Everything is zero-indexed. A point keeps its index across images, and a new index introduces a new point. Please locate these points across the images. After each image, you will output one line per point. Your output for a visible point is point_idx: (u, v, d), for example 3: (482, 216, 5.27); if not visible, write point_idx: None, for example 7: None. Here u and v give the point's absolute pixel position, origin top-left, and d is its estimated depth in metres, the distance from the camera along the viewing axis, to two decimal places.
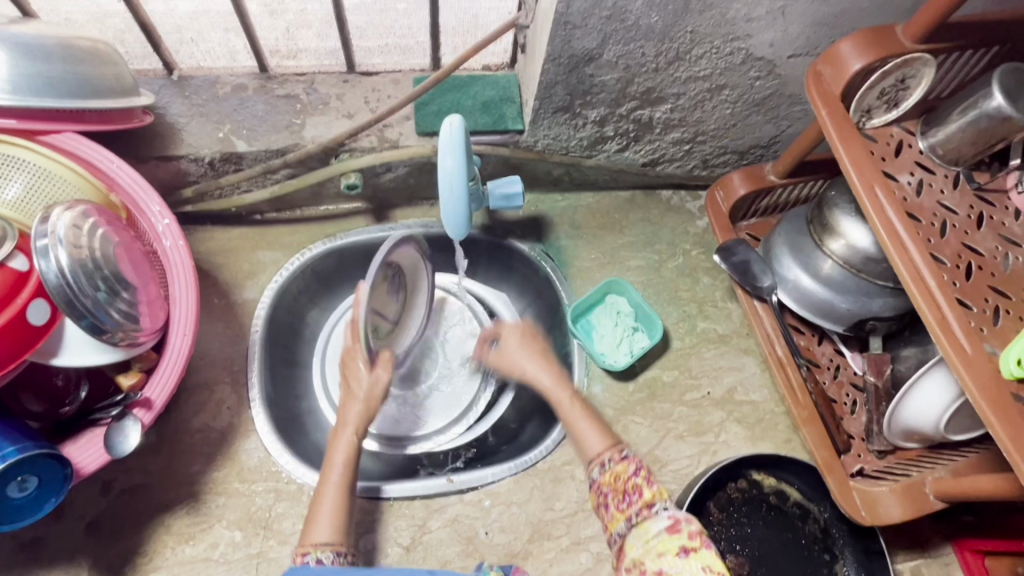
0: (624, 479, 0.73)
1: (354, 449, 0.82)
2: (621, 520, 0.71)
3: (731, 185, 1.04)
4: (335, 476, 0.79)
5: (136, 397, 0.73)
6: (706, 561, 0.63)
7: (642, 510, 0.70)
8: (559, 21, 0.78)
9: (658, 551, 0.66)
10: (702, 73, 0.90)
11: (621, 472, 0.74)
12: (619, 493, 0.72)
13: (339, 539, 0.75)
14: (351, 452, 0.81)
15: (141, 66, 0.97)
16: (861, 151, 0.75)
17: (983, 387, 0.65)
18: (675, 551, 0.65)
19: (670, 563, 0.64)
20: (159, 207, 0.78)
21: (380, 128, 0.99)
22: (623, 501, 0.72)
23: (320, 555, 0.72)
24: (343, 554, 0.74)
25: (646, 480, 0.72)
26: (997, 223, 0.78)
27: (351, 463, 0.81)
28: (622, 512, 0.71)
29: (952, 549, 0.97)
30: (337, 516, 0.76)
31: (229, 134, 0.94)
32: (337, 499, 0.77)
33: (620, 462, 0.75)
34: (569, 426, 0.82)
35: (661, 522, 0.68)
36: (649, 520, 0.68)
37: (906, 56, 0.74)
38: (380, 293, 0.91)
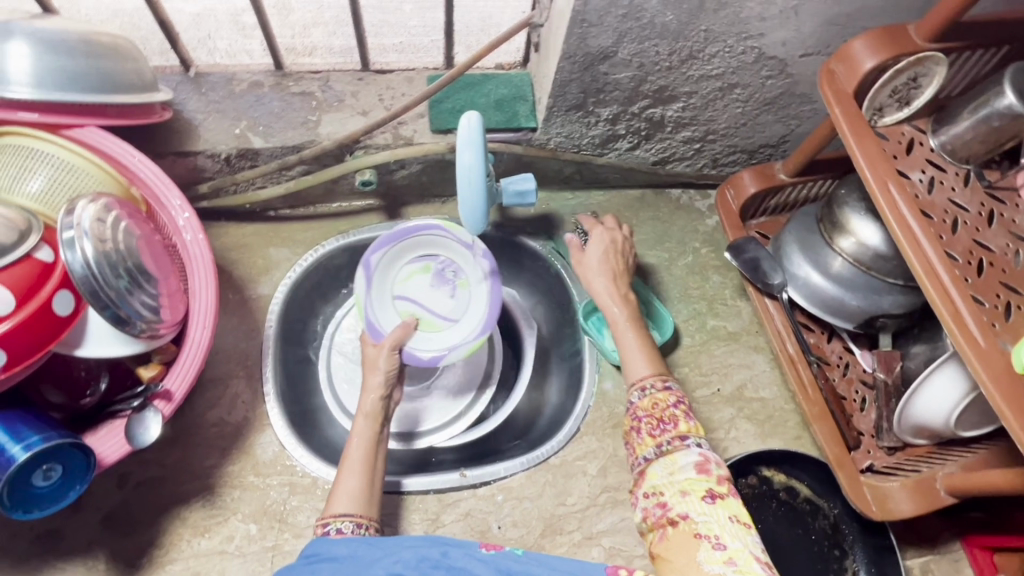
0: (663, 408, 0.77)
1: (374, 425, 0.86)
2: (650, 446, 0.75)
3: (742, 184, 1.05)
4: (353, 446, 0.83)
5: (156, 388, 0.74)
6: (731, 508, 0.67)
7: (673, 442, 0.74)
8: (576, 19, 0.79)
9: (682, 489, 0.69)
10: (714, 72, 0.91)
11: (661, 400, 0.78)
12: (654, 420, 0.76)
13: (361, 511, 0.78)
14: (371, 425, 0.85)
15: (159, 62, 0.98)
16: (874, 147, 0.75)
17: (996, 379, 0.65)
18: (700, 494, 0.68)
19: (694, 507, 0.67)
20: (180, 201, 0.79)
21: (395, 125, 1.00)
22: (657, 429, 0.76)
23: (340, 525, 0.76)
24: (365, 525, 0.77)
25: (682, 414, 0.76)
26: (1008, 220, 0.79)
27: (371, 436, 0.85)
28: (654, 438, 0.75)
29: (961, 546, 0.98)
30: (357, 490, 0.79)
31: (246, 131, 0.95)
32: (359, 476, 0.80)
33: (662, 392, 0.79)
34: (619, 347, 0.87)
35: (690, 456, 0.72)
36: (678, 452, 0.73)
37: (918, 55, 0.75)
38: (421, 283, 1.04)
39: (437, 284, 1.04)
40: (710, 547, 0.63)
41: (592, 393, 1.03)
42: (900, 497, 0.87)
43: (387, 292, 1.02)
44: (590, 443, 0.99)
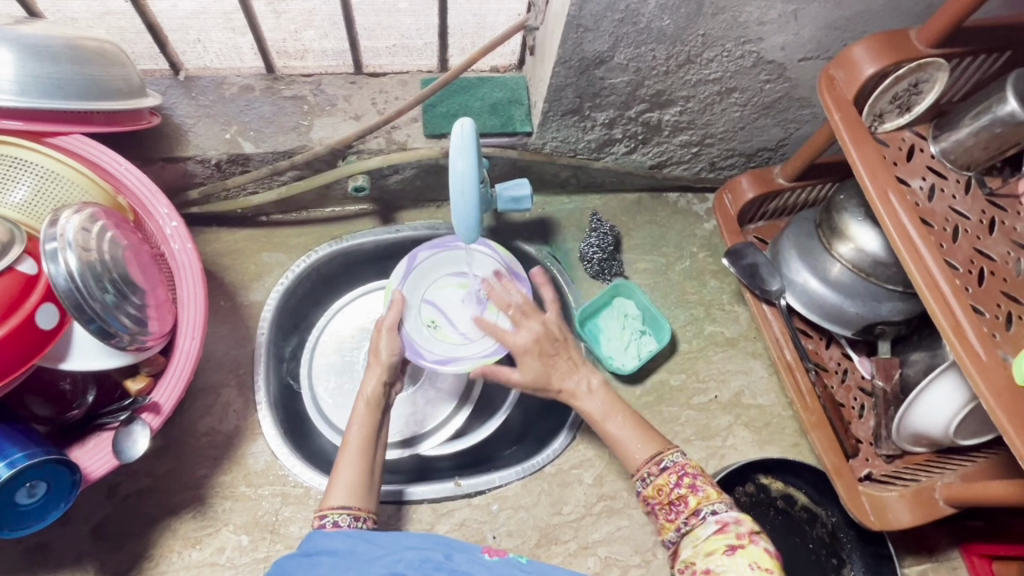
0: (669, 490, 0.75)
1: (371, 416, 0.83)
2: (672, 530, 0.74)
3: (739, 189, 1.04)
4: (353, 435, 0.81)
5: (144, 401, 0.73)
6: (752, 557, 0.65)
7: (690, 520, 0.73)
8: (571, 24, 0.77)
9: (705, 551, 0.68)
10: (712, 76, 0.89)
11: (663, 484, 0.76)
12: (664, 505, 0.75)
13: (357, 504, 0.75)
14: (369, 414, 0.83)
15: (147, 66, 0.96)
16: (873, 155, 0.74)
17: (997, 392, 0.65)
18: (722, 550, 0.67)
19: (717, 561, 0.66)
20: (168, 210, 0.78)
21: (388, 129, 0.98)
22: (671, 512, 0.75)
23: (337, 518, 0.73)
24: (364, 519, 0.74)
25: (688, 488, 0.74)
26: (1009, 228, 0.78)
27: (369, 424, 0.82)
28: (671, 522, 0.75)
29: (959, 553, 0.97)
30: (353, 482, 0.76)
31: (236, 135, 0.94)
32: (357, 466, 0.78)
33: (659, 475, 0.76)
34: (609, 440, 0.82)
35: (709, 527, 0.70)
36: (698, 528, 0.71)
37: (920, 61, 0.74)
38: (451, 298, 1.03)
39: (469, 301, 1.03)
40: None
41: None
42: (898, 507, 0.86)
43: (420, 294, 1.01)
44: (586, 451, 0.98)
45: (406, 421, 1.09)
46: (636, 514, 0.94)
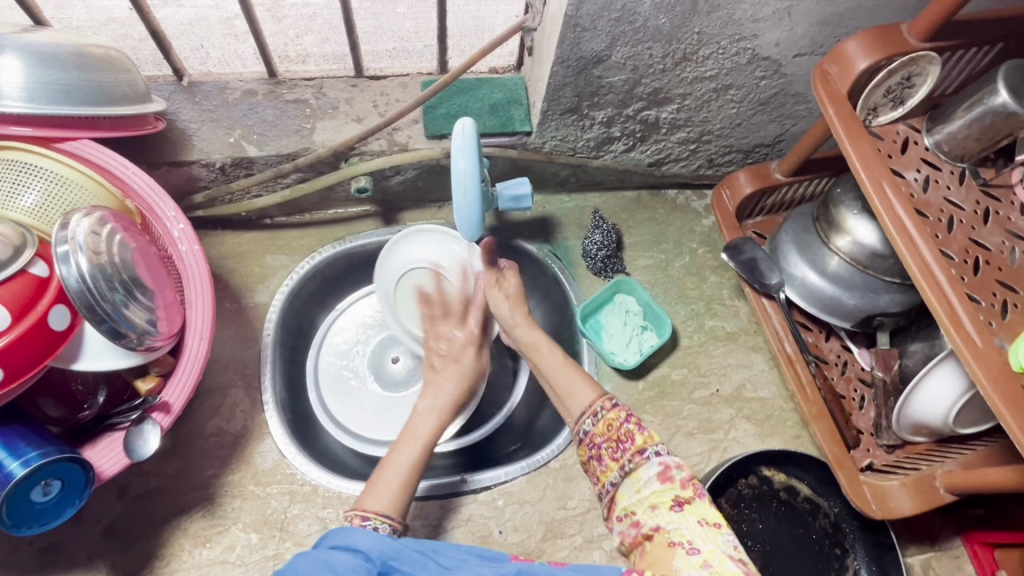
0: (617, 427, 0.76)
1: (436, 431, 0.85)
2: (614, 470, 0.74)
3: (737, 184, 1.05)
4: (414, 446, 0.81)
5: (154, 401, 0.74)
6: (701, 514, 0.67)
7: (634, 458, 0.73)
8: (569, 24, 0.78)
9: (651, 503, 0.69)
10: (708, 73, 0.91)
11: (613, 421, 0.77)
12: (612, 443, 0.76)
13: (395, 513, 0.73)
14: (433, 433, 0.84)
15: (151, 72, 0.97)
16: (869, 148, 0.75)
17: (993, 379, 0.65)
18: (669, 505, 0.68)
19: (665, 518, 0.67)
20: (174, 212, 0.79)
21: (389, 131, 1.00)
22: (617, 450, 0.75)
23: (378, 523, 0.71)
24: (397, 527, 0.72)
25: (636, 426, 0.75)
26: (1003, 218, 0.79)
27: (430, 443, 0.83)
28: (616, 461, 0.75)
29: (962, 542, 0.98)
30: (398, 491, 0.75)
31: (240, 139, 0.95)
32: (407, 474, 0.78)
33: (612, 410, 0.78)
34: (559, 388, 0.86)
35: (652, 468, 0.72)
36: (641, 468, 0.72)
37: (912, 54, 0.75)
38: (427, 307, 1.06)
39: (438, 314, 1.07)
40: (685, 553, 0.63)
41: None
42: (899, 495, 0.87)
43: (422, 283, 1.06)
44: None
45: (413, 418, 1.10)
46: None
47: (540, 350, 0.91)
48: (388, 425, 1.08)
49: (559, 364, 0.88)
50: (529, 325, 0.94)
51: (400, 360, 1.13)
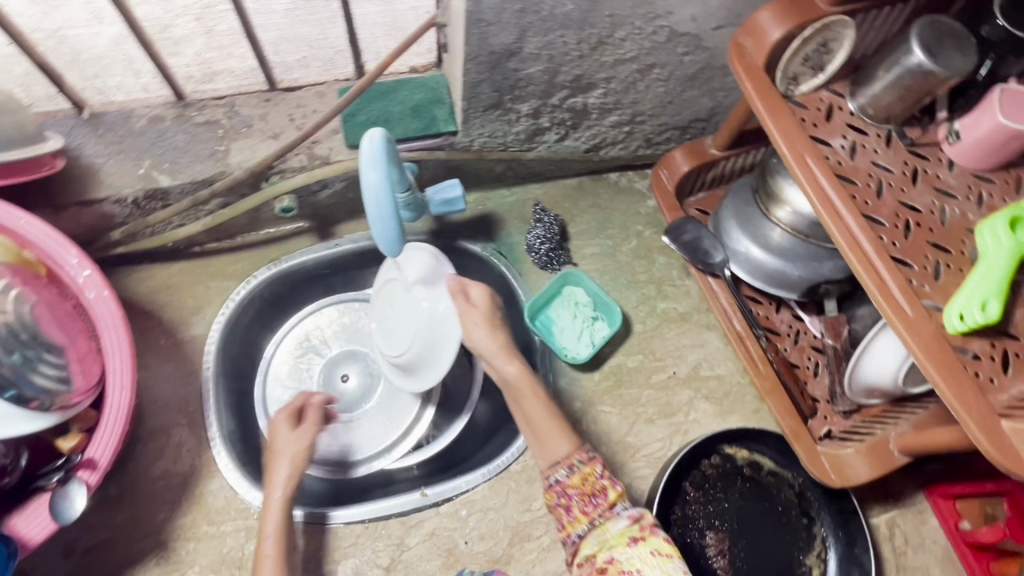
0: (591, 480, 0.74)
1: (285, 513, 0.81)
2: (581, 522, 0.73)
3: (675, 163, 1.04)
4: (268, 548, 0.78)
5: (78, 458, 0.71)
6: (655, 545, 0.67)
7: (605, 512, 0.72)
8: (472, 20, 0.75)
9: (611, 543, 0.69)
10: (628, 55, 0.88)
11: (589, 473, 0.75)
12: (584, 496, 0.74)
13: None
14: (281, 519, 0.80)
15: (47, 107, 0.91)
16: (790, 122, 0.74)
17: (926, 348, 0.65)
18: (625, 541, 0.68)
19: (618, 550, 0.67)
20: (77, 258, 0.73)
21: (309, 144, 0.96)
22: (589, 504, 0.73)
23: None
24: None
25: (611, 482, 0.74)
26: (932, 176, 0.77)
27: (282, 531, 0.80)
28: (585, 514, 0.73)
29: (925, 497, 0.99)
30: None
31: (151, 170, 0.91)
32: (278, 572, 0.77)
33: (588, 464, 0.76)
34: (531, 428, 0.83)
35: (620, 522, 0.70)
36: (609, 521, 0.71)
37: (824, 21, 0.73)
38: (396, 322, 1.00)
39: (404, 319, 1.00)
40: None
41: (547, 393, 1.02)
42: (856, 463, 0.87)
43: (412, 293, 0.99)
44: None
45: (366, 436, 1.07)
46: None
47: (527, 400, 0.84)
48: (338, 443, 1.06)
49: (541, 411, 0.82)
50: (507, 356, 0.87)
51: (350, 379, 1.09)
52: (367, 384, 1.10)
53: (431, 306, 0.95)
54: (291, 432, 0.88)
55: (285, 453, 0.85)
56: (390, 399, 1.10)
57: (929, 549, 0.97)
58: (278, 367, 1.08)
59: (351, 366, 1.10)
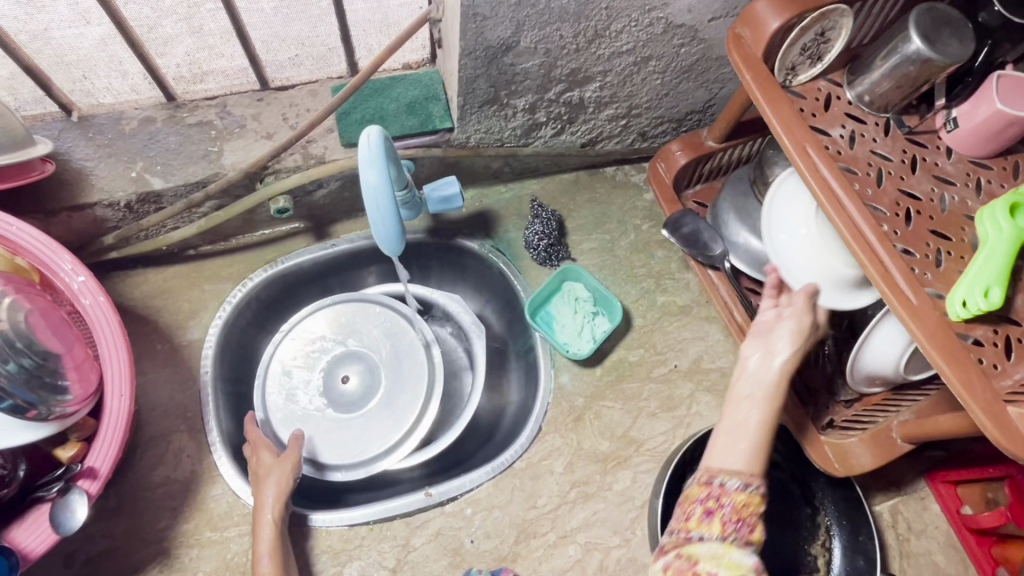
0: (753, 510, 0.67)
1: (276, 535, 0.82)
2: (710, 529, 0.67)
3: (672, 156, 1.03)
4: (264, 569, 0.79)
5: (77, 468, 0.70)
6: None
7: (740, 540, 0.66)
8: (468, 14, 0.74)
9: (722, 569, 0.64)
10: (625, 47, 0.87)
11: (748, 501, 0.67)
12: (734, 514, 0.67)
13: None
14: (275, 539, 0.81)
15: (34, 111, 0.89)
16: (790, 112, 0.74)
17: (931, 334, 0.65)
18: None
19: None
20: (72, 264, 0.73)
21: (303, 144, 0.95)
22: (733, 522, 0.67)
23: None
24: None
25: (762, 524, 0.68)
26: (931, 164, 0.77)
27: (277, 551, 0.81)
28: (721, 526, 0.67)
29: (926, 483, 1.00)
30: None
31: (143, 172, 0.90)
32: None
33: (757, 494, 0.68)
34: (733, 420, 0.71)
35: (746, 559, 0.65)
36: (735, 550, 0.65)
37: (822, 10, 0.72)
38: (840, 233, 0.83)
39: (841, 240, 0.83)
40: None
41: (550, 389, 1.01)
42: (861, 451, 0.88)
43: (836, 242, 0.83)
44: (554, 441, 0.98)
45: (368, 437, 1.05)
46: (610, 495, 0.95)
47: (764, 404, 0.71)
48: (340, 444, 1.04)
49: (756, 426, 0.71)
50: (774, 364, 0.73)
51: (351, 380, 1.09)
52: (368, 385, 1.09)
53: (837, 265, 0.82)
54: (275, 456, 0.90)
55: (272, 478, 0.87)
56: (392, 398, 1.09)
57: (932, 535, 0.97)
58: (276, 370, 1.07)
59: (353, 366, 1.10)
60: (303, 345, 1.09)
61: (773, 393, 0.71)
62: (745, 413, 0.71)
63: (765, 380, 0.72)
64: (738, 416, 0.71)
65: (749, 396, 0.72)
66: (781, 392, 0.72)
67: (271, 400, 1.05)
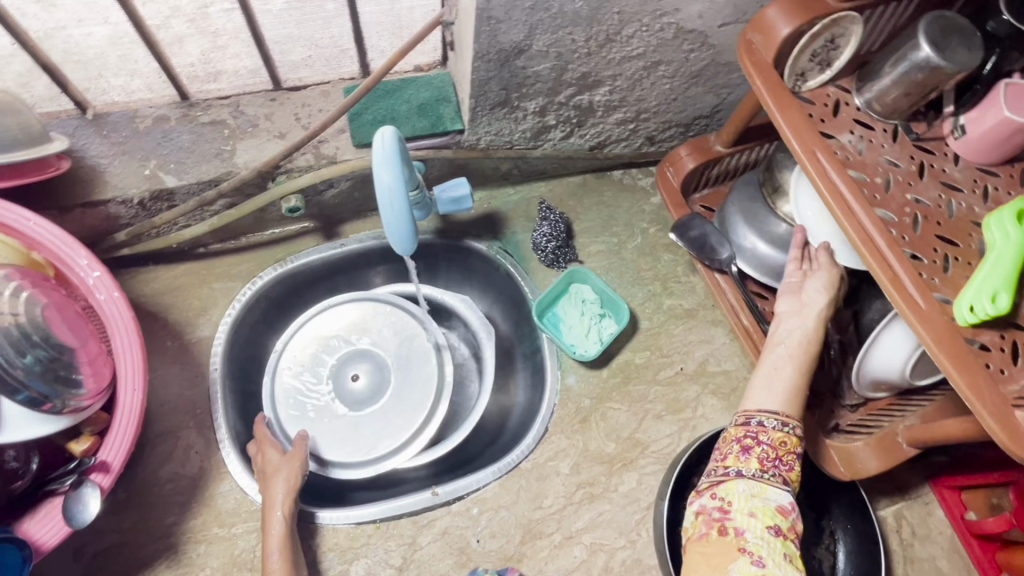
0: (789, 449, 0.74)
1: (286, 530, 0.82)
2: (750, 467, 0.73)
3: (680, 160, 1.04)
4: (274, 564, 0.80)
5: (90, 462, 0.71)
6: (790, 548, 0.67)
7: (778, 478, 0.72)
8: (482, 17, 0.75)
9: (754, 508, 0.69)
10: (635, 52, 0.88)
11: (786, 440, 0.75)
12: (774, 453, 0.74)
13: None
14: (285, 535, 0.82)
15: (50, 108, 0.90)
16: (799, 118, 0.75)
17: (939, 338, 0.65)
18: (768, 521, 0.68)
19: (756, 525, 0.68)
20: (88, 259, 0.73)
21: (315, 144, 0.96)
22: (772, 461, 0.74)
23: None
24: None
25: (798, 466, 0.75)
26: (938, 171, 0.77)
27: (287, 547, 0.81)
28: (761, 464, 0.73)
29: (930, 488, 1.00)
30: None
31: (156, 170, 0.91)
32: None
33: (797, 436, 0.75)
34: (766, 366, 0.81)
35: (779, 498, 0.71)
36: (772, 489, 0.71)
37: (832, 16, 0.73)
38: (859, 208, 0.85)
39: None
40: (748, 560, 0.65)
41: (556, 391, 1.01)
42: (866, 455, 0.88)
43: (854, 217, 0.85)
44: (560, 441, 0.98)
45: (377, 435, 1.06)
46: (616, 497, 0.95)
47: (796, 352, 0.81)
48: (349, 442, 1.05)
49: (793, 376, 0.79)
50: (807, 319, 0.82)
51: (360, 378, 1.10)
52: (377, 384, 1.10)
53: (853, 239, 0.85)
54: (282, 454, 0.90)
55: (280, 474, 0.87)
56: (402, 397, 1.09)
57: (936, 540, 0.98)
58: (286, 368, 1.08)
59: (363, 364, 1.11)
60: (313, 341, 1.10)
61: (808, 341, 0.81)
62: (781, 359, 0.81)
63: (800, 334, 0.81)
64: (773, 362, 0.81)
65: (785, 345, 0.81)
66: (815, 339, 0.81)
67: (281, 396, 1.06)
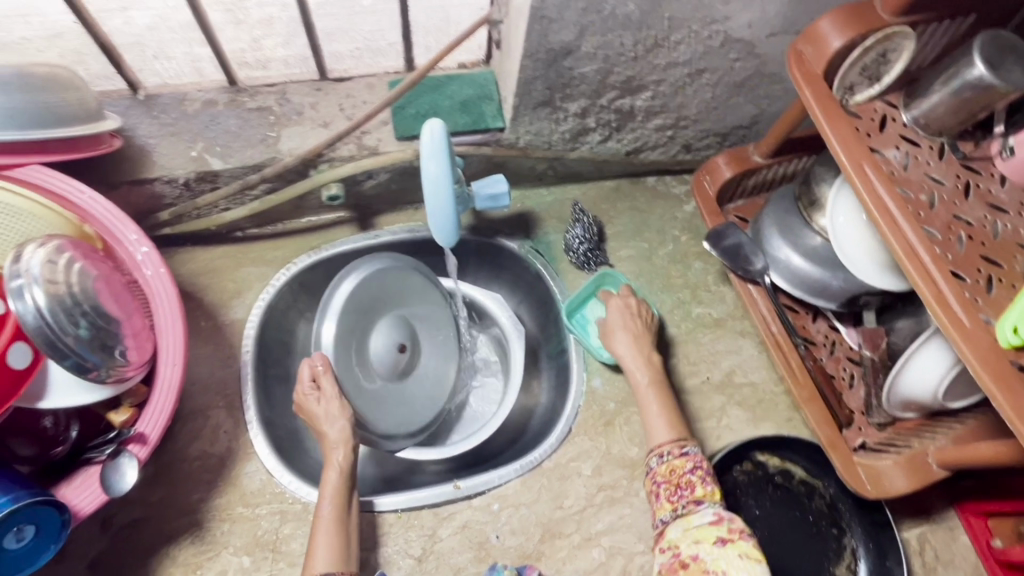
0: (680, 473, 0.82)
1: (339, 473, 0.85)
2: (667, 509, 0.81)
3: (717, 169, 1.03)
4: (325, 511, 0.83)
5: (129, 432, 0.73)
6: (742, 549, 0.74)
7: (688, 505, 0.79)
8: (536, 16, 0.76)
9: (695, 538, 0.76)
10: (681, 58, 0.88)
11: (677, 466, 0.83)
12: (671, 487, 0.82)
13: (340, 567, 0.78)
14: (341, 482, 0.85)
15: (103, 87, 0.92)
16: (847, 130, 0.75)
17: (985, 360, 0.64)
18: (712, 540, 0.75)
19: (704, 549, 0.74)
20: (137, 235, 0.78)
21: (358, 135, 0.97)
22: (676, 494, 0.81)
23: None
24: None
25: (699, 479, 0.81)
26: (984, 191, 0.76)
27: (340, 497, 0.84)
28: (670, 503, 0.81)
29: (955, 514, 0.99)
30: (334, 545, 0.80)
31: (203, 152, 0.92)
32: (331, 535, 0.80)
33: (679, 457, 0.83)
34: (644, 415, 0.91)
35: (704, 517, 0.77)
36: (693, 515, 0.78)
37: (886, 31, 0.74)
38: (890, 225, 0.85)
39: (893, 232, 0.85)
40: None
41: (581, 392, 1.02)
42: (894, 474, 0.87)
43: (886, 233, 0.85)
44: (583, 443, 0.98)
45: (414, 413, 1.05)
46: (637, 501, 0.95)
47: (640, 390, 0.92)
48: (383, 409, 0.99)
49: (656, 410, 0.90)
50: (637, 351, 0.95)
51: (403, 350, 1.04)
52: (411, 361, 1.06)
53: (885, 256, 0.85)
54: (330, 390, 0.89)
55: (330, 414, 0.88)
56: (430, 381, 1.10)
57: (960, 566, 0.96)
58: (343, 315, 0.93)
59: (401, 335, 1.04)
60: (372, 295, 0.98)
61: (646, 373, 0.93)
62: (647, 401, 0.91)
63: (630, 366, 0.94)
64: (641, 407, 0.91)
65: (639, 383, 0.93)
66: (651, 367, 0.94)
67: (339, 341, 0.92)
